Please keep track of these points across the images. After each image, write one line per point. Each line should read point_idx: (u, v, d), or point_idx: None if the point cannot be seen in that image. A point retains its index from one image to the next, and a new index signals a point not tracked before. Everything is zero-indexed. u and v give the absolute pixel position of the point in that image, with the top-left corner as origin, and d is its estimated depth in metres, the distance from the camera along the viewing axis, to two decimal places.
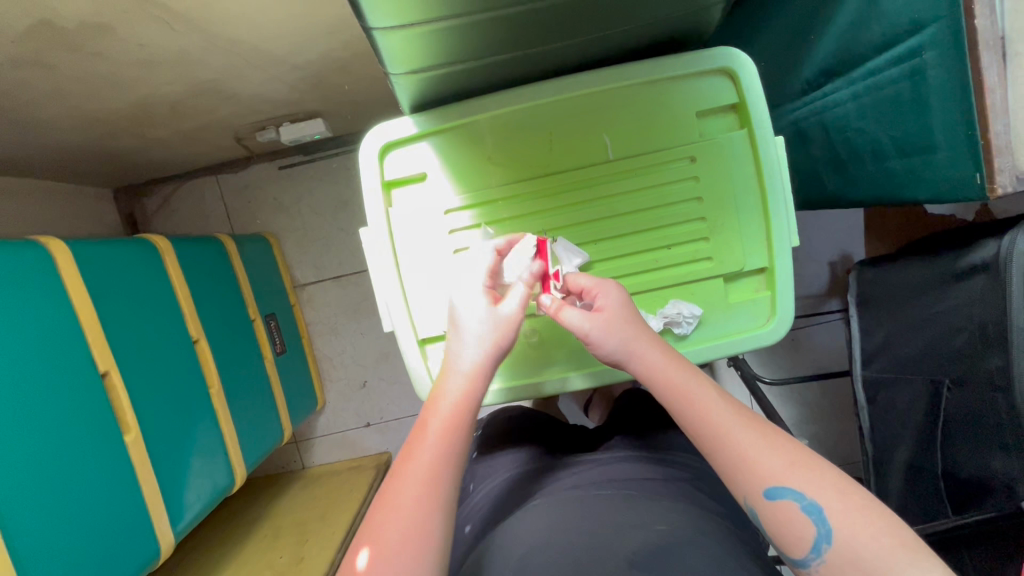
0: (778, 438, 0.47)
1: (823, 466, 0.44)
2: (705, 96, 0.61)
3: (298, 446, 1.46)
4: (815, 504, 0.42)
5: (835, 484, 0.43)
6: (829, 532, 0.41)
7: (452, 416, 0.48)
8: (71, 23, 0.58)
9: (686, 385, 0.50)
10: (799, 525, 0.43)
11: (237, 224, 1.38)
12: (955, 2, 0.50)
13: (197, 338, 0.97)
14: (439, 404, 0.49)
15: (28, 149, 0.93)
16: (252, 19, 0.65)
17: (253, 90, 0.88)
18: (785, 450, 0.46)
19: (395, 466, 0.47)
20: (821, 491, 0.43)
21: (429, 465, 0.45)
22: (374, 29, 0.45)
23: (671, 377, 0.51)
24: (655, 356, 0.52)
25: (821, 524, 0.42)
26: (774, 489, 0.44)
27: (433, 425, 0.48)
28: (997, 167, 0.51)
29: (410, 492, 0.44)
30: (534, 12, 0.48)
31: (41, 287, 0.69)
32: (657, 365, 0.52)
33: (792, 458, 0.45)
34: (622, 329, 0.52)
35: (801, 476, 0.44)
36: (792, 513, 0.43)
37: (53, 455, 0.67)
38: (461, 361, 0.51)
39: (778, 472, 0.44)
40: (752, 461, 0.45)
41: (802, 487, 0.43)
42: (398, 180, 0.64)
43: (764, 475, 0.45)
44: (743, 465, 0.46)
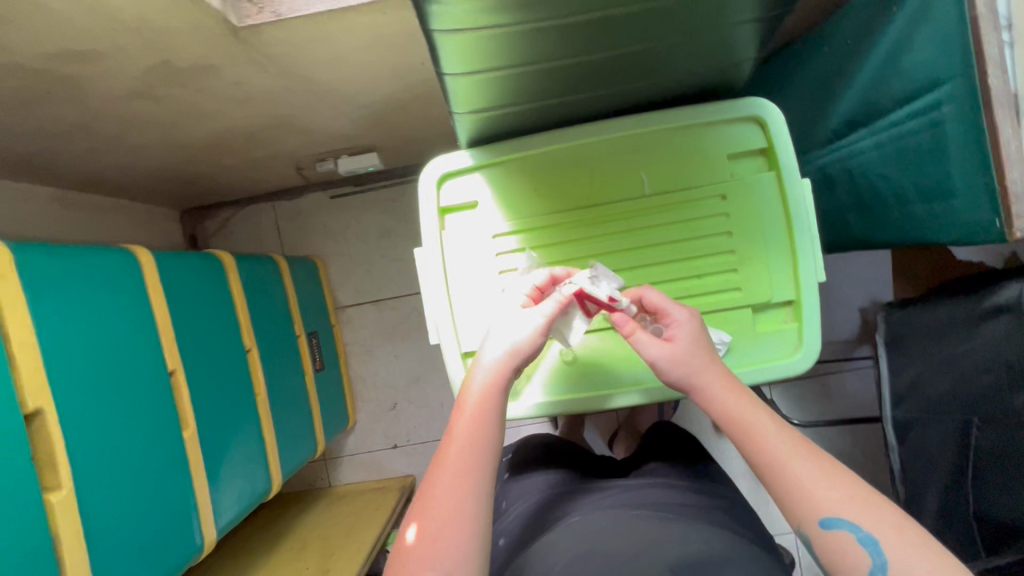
0: (833, 468, 0.48)
1: (879, 502, 0.45)
2: (735, 141, 0.67)
3: (326, 464, 1.50)
4: (871, 536, 0.43)
5: (892, 521, 0.44)
6: (885, 563, 0.42)
7: (477, 411, 0.52)
8: (185, 63, 0.68)
9: (741, 410, 0.52)
10: (853, 554, 0.43)
11: (288, 247, 1.47)
12: (969, 62, 0.55)
13: (250, 347, 1.04)
14: (466, 407, 0.53)
15: (120, 170, 1.04)
16: (334, 63, 0.74)
17: (321, 125, 0.98)
18: (836, 479, 0.47)
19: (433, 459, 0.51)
20: (878, 525, 0.44)
21: (462, 466, 0.49)
22: (447, 74, 0.52)
23: (729, 407, 0.53)
24: (717, 385, 0.54)
25: (877, 555, 0.43)
26: (830, 519, 0.45)
27: (463, 429, 0.52)
28: (1014, 212, 0.55)
29: (449, 482, 0.48)
30: (585, 63, 0.55)
31: (127, 288, 0.77)
32: (718, 393, 0.54)
33: (848, 490, 0.46)
34: (691, 360, 0.55)
35: (858, 511, 0.45)
36: (848, 543, 0.44)
37: (123, 443, 0.73)
38: (484, 360, 0.56)
39: (834, 502, 0.45)
40: (805, 489, 0.46)
41: (857, 519, 0.44)
42: (452, 207, 0.71)
43: (821, 504, 0.46)
44: (802, 493, 0.46)
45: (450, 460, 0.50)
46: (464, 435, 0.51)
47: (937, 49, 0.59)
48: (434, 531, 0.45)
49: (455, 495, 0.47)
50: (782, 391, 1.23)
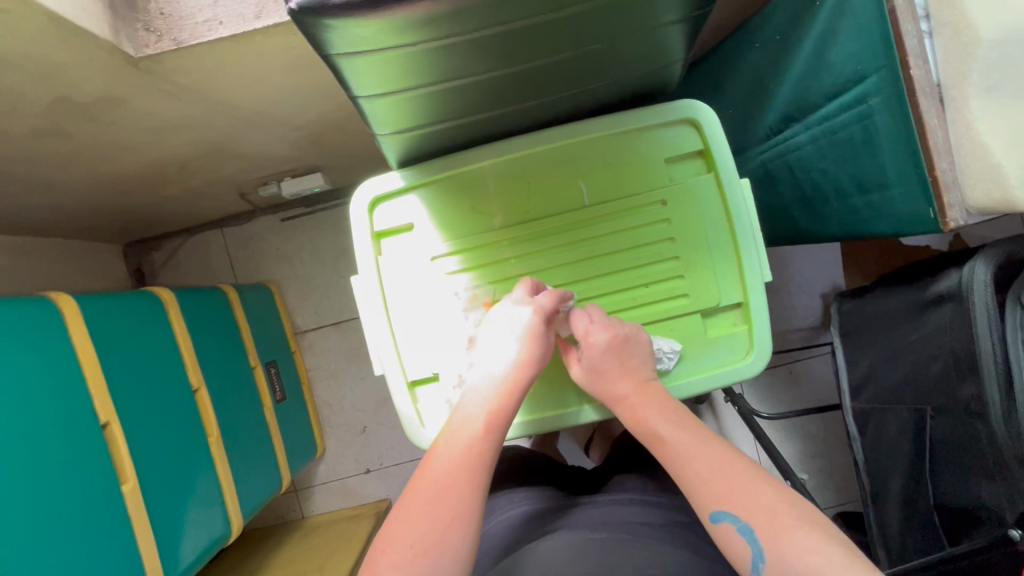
0: (728, 462, 0.51)
1: (760, 490, 0.48)
2: (672, 144, 0.66)
3: (297, 495, 1.46)
4: (748, 526, 0.46)
5: (768, 506, 0.46)
6: (762, 551, 0.45)
7: (481, 421, 0.54)
8: (86, 98, 0.63)
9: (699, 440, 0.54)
10: (733, 544, 0.47)
11: (240, 274, 1.42)
12: (891, 54, 0.55)
13: (198, 386, 0.99)
14: (470, 413, 0.55)
15: (43, 209, 0.98)
16: (253, 88, 0.70)
17: (255, 149, 0.94)
18: (723, 472, 0.50)
19: (426, 454, 0.53)
20: (756, 513, 0.47)
21: (459, 470, 0.51)
22: (359, 96, 0.49)
23: (688, 437, 0.54)
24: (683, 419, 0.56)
25: (754, 543, 0.46)
26: (717, 511, 0.48)
27: (467, 434, 0.53)
28: (946, 202, 0.55)
29: (446, 475, 0.50)
30: (506, 77, 0.53)
31: (49, 339, 0.72)
32: (679, 430, 0.55)
33: (733, 484, 0.49)
34: (606, 391, 0.60)
35: (739, 502, 0.48)
36: (731, 534, 0.47)
37: (51, 507, 0.68)
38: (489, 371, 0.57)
39: (722, 496, 0.49)
40: (704, 482, 0.50)
41: (738, 510, 0.47)
42: (387, 231, 0.68)
43: (712, 498, 0.49)
44: (701, 487, 0.50)
45: (450, 457, 0.52)
46: (468, 440, 0.53)
47: (860, 42, 0.58)
48: (424, 514, 0.48)
49: (450, 489, 0.49)
50: (751, 384, 1.23)
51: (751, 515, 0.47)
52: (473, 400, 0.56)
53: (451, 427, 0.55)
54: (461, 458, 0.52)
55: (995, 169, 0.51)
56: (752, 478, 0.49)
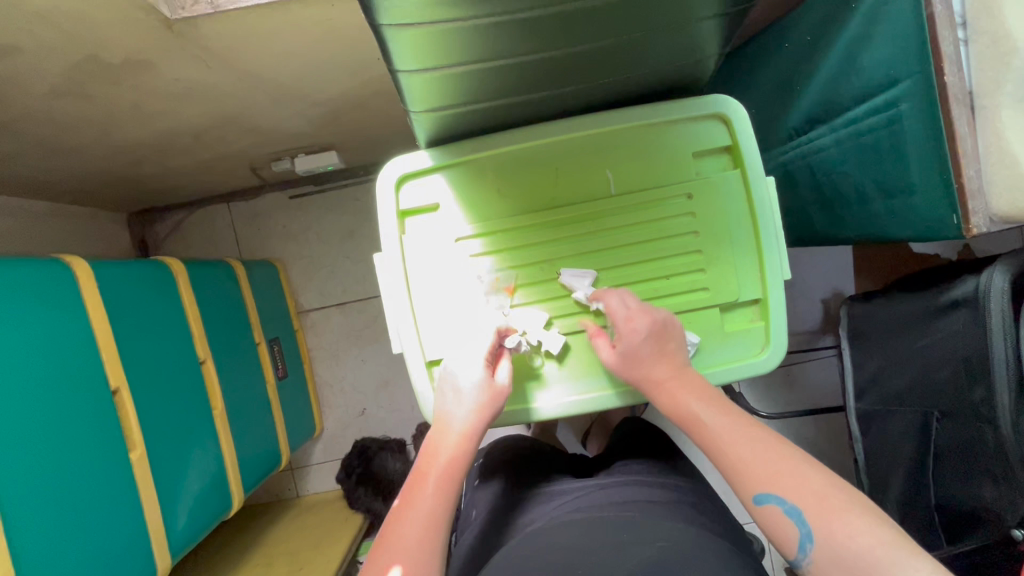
0: (767, 443, 0.51)
1: (803, 472, 0.48)
2: (700, 139, 0.66)
3: (293, 473, 1.46)
4: (796, 507, 0.47)
5: (815, 490, 0.47)
6: (811, 532, 0.46)
7: (442, 474, 0.56)
8: (116, 59, 0.62)
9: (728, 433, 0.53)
10: (782, 527, 0.47)
11: (246, 250, 1.41)
12: (926, 60, 0.56)
13: (204, 358, 0.98)
14: (434, 463, 0.56)
15: (55, 172, 0.97)
16: (283, 59, 0.70)
17: (274, 123, 0.93)
18: (765, 458, 0.50)
19: (390, 514, 0.54)
20: (803, 495, 0.47)
21: (425, 528, 0.51)
22: (400, 71, 0.49)
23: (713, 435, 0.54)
24: (711, 413, 0.55)
25: (802, 524, 0.46)
26: (762, 495, 0.49)
27: (431, 488, 0.54)
28: (971, 209, 0.56)
29: (412, 534, 0.51)
30: (545, 61, 0.53)
31: (62, 301, 0.72)
32: (712, 420, 0.55)
33: (778, 467, 0.49)
34: (631, 372, 0.61)
35: (784, 485, 0.48)
36: (778, 517, 0.47)
37: (59, 471, 0.67)
38: (453, 415, 0.59)
39: (768, 479, 0.49)
40: (746, 467, 0.51)
41: (786, 493, 0.48)
42: (412, 210, 0.68)
43: (756, 481, 0.49)
44: (741, 470, 0.51)
45: (414, 517, 0.52)
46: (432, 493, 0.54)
47: (895, 47, 0.59)
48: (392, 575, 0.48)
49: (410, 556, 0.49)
50: (749, 384, 1.25)
51: (797, 496, 0.47)
52: (436, 454, 0.57)
53: (414, 484, 0.55)
54: (424, 521, 0.52)
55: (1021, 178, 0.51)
56: (796, 462, 0.49)
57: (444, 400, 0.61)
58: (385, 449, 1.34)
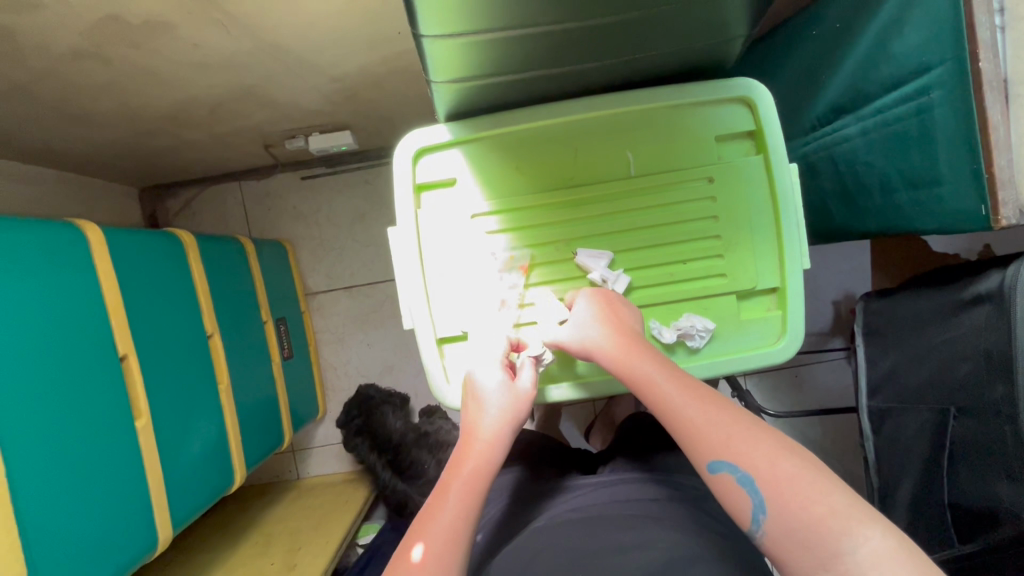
0: (718, 413, 0.50)
1: (759, 439, 0.47)
2: (723, 122, 0.65)
3: (294, 455, 1.46)
4: (748, 475, 0.45)
5: (768, 453, 0.46)
6: (763, 502, 0.44)
7: (468, 479, 0.52)
8: (136, 19, 0.62)
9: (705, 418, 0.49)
10: (732, 494, 0.46)
11: (255, 230, 1.41)
12: (960, 46, 0.54)
13: (211, 333, 0.98)
14: (460, 469, 0.53)
15: (69, 140, 0.97)
16: (305, 28, 0.69)
17: (289, 98, 0.92)
18: (723, 428, 0.48)
19: (415, 521, 0.50)
20: (755, 461, 0.46)
21: (448, 538, 0.48)
22: (424, 36, 0.48)
23: (691, 423, 0.50)
24: (676, 392, 0.52)
25: (754, 494, 0.45)
26: (714, 462, 0.47)
27: (455, 495, 0.51)
28: (1000, 200, 0.54)
29: (434, 547, 0.47)
30: (572, 31, 0.52)
31: (74, 265, 0.71)
32: (683, 406, 0.51)
33: (732, 431, 0.48)
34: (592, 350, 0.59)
35: (737, 449, 0.47)
36: (730, 485, 0.46)
37: (66, 433, 0.67)
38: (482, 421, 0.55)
39: (717, 445, 0.48)
40: (700, 435, 0.49)
41: (736, 459, 0.46)
42: (429, 184, 0.67)
43: (704, 449, 0.48)
44: (695, 439, 0.49)
45: (436, 527, 0.49)
46: (456, 500, 0.50)
47: (929, 32, 0.57)
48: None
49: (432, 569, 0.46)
50: (756, 383, 1.24)
51: (748, 463, 0.46)
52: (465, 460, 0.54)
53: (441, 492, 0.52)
54: (447, 530, 0.48)
55: None
56: (748, 425, 0.48)
57: (473, 402, 0.58)
58: (389, 403, 1.29)
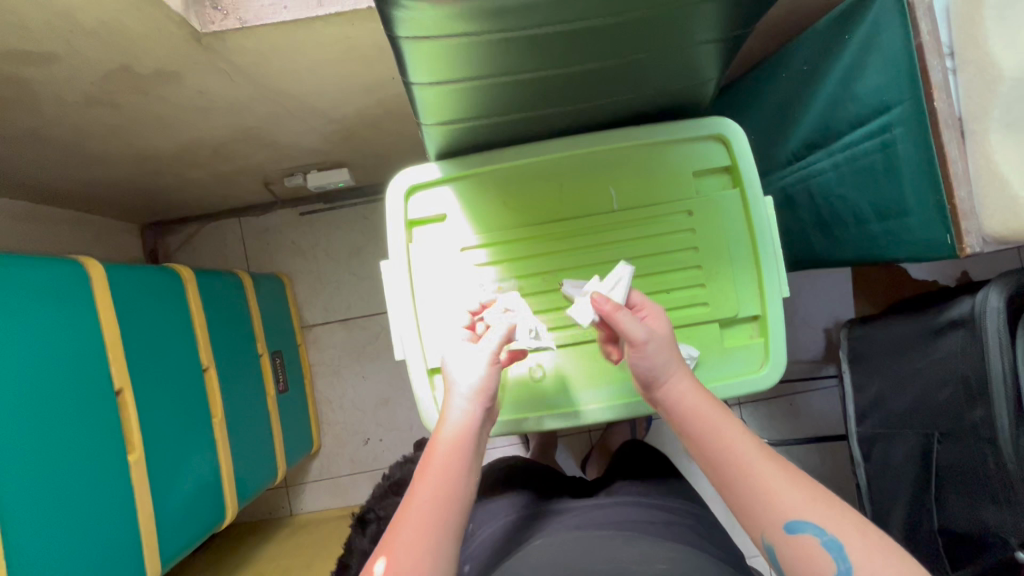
0: (791, 474, 0.48)
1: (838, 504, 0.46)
2: (700, 159, 0.68)
3: (288, 491, 1.44)
4: (835, 540, 0.44)
5: (855, 522, 0.44)
6: (850, 568, 0.43)
7: (446, 460, 0.52)
8: (145, 69, 0.66)
9: (752, 461, 0.49)
10: (817, 558, 0.44)
11: (254, 264, 1.43)
12: (916, 87, 0.58)
13: (207, 366, 0.99)
14: (440, 451, 0.53)
15: (75, 180, 1.00)
16: (304, 75, 0.73)
17: (289, 139, 0.96)
18: (802, 491, 0.47)
19: (397, 509, 0.50)
20: (840, 527, 0.44)
21: (424, 522, 0.48)
22: (413, 83, 0.51)
23: (757, 469, 0.48)
24: (743, 443, 0.50)
25: (842, 560, 0.43)
26: (795, 523, 0.45)
27: (432, 479, 0.51)
28: (964, 229, 0.57)
29: (409, 537, 0.47)
30: (552, 78, 0.55)
31: (75, 300, 0.73)
32: (739, 446, 0.50)
33: (810, 495, 0.47)
34: (666, 352, 0.56)
35: (820, 513, 0.45)
36: (813, 549, 0.44)
37: (58, 467, 0.68)
38: (456, 403, 0.56)
39: (797, 506, 0.46)
40: (773, 493, 0.47)
41: (822, 523, 0.45)
42: (419, 220, 0.70)
43: (781, 508, 0.46)
44: (768, 498, 0.47)
45: (413, 512, 0.49)
46: (436, 482, 0.51)
47: (887, 74, 0.61)
48: None
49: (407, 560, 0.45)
50: (752, 411, 1.24)
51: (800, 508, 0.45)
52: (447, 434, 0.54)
53: (421, 475, 0.52)
54: (427, 513, 0.48)
55: (1013, 200, 0.53)
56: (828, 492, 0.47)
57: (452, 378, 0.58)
58: None
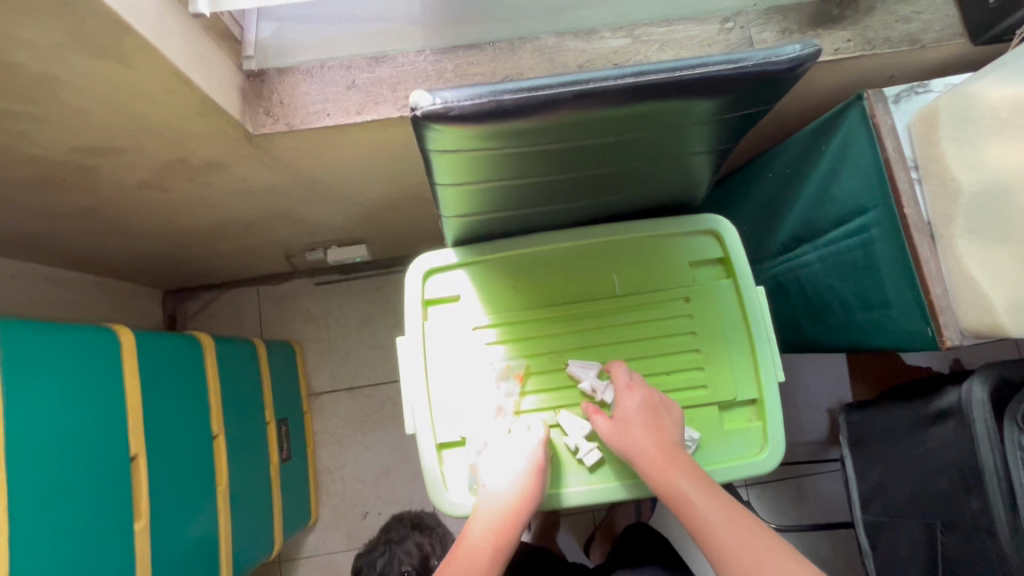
0: (752, 535, 0.58)
1: (786, 565, 0.56)
2: (695, 250, 0.74)
3: (280, 567, 1.39)
4: None
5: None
6: None
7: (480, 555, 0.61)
8: (197, 161, 0.74)
9: (729, 535, 0.58)
10: None
11: (268, 331, 1.48)
12: (887, 195, 0.65)
13: (217, 433, 1.01)
14: (472, 545, 0.62)
15: (113, 251, 1.07)
16: (336, 167, 0.82)
17: (315, 218, 1.04)
18: (758, 552, 0.57)
19: None
20: None
21: None
22: (439, 185, 0.58)
23: (731, 540, 0.57)
24: (716, 512, 0.59)
25: None
26: None
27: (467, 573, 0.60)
28: (943, 323, 0.62)
29: None
30: (561, 180, 0.62)
31: (106, 367, 0.77)
32: (713, 519, 0.59)
33: (761, 555, 0.56)
34: (662, 432, 0.64)
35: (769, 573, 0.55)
36: None
37: (71, 534, 0.68)
38: (486, 504, 0.64)
39: (752, 567, 0.56)
40: (734, 553, 0.57)
41: None
42: (435, 300, 0.75)
43: (738, 566, 0.56)
44: (727, 555, 0.57)
45: None
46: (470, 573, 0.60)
47: (861, 182, 0.68)
48: None
49: None
50: (759, 494, 1.22)
51: None
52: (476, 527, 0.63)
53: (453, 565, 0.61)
54: None
55: (984, 299, 0.58)
56: (779, 550, 0.57)
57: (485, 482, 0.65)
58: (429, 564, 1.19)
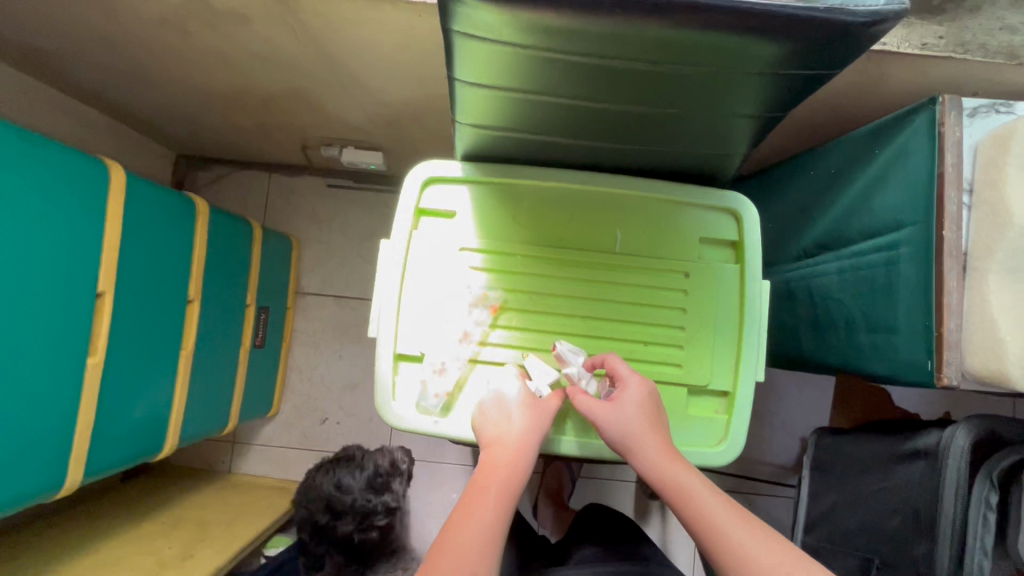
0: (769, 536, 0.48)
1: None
2: (709, 227, 0.70)
3: (232, 447, 1.42)
4: None
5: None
6: None
7: (499, 487, 0.53)
8: (221, 5, 0.70)
9: (740, 537, 0.48)
10: None
11: (270, 221, 1.46)
12: (930, 213, 0.59)
13: (192, 298, 1.00)
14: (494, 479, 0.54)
15: (129, 93, 1.05)
16: (364, 52, 0.77)
17: (336, 109, 1.00)
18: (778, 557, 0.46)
19: (444, 526, 0.51)
20: None
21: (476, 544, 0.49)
22: (457, 79, 0.54)
23: (746, 540, 0.48)
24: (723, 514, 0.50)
25: None
26: None
27: (485, 507, 0.52)
28: (945, 358, 0.57)
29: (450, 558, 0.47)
30: (587, 109, 0.57)
31: (90, 197, 0.75)
32: (724, 519, 0.49)
33: (783, 562, 0.46)
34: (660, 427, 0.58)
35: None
36: None
37: (19, 348, 0.68)
38: (510, 434, 0.58)
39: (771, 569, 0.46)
40: (748, 556, 0.47)
41: None
42: (430, 211, 0.71)
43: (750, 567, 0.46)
44: (738, 556, 0.47)
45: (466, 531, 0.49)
46: (492, 503, 0.52)
47: (905, 196, 0.63)
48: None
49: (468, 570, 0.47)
50: None
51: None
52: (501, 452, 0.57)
53: (467, 500, 0.53)
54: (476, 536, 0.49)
55: (997, 342, 0.54)
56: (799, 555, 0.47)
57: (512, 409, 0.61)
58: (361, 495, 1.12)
